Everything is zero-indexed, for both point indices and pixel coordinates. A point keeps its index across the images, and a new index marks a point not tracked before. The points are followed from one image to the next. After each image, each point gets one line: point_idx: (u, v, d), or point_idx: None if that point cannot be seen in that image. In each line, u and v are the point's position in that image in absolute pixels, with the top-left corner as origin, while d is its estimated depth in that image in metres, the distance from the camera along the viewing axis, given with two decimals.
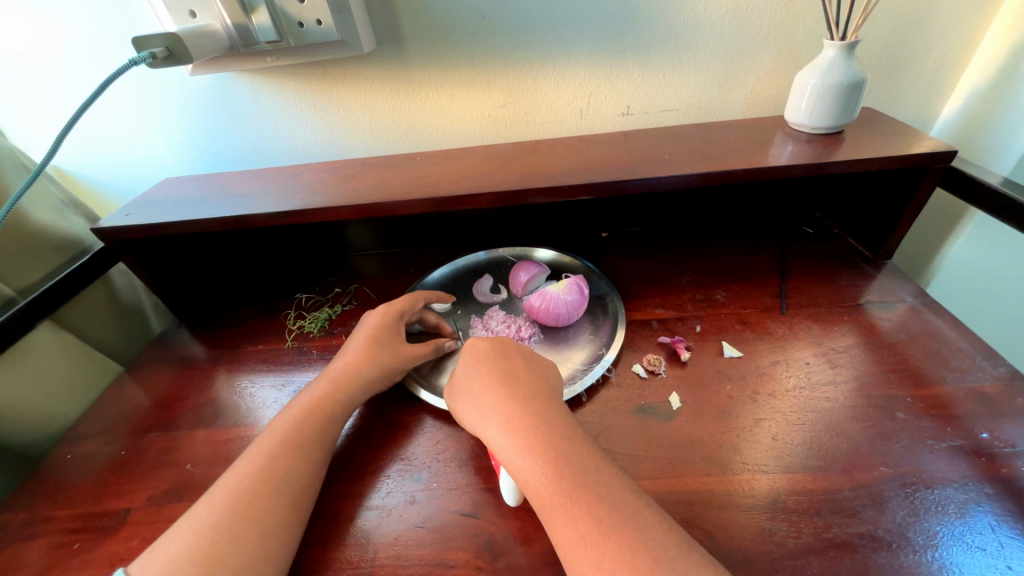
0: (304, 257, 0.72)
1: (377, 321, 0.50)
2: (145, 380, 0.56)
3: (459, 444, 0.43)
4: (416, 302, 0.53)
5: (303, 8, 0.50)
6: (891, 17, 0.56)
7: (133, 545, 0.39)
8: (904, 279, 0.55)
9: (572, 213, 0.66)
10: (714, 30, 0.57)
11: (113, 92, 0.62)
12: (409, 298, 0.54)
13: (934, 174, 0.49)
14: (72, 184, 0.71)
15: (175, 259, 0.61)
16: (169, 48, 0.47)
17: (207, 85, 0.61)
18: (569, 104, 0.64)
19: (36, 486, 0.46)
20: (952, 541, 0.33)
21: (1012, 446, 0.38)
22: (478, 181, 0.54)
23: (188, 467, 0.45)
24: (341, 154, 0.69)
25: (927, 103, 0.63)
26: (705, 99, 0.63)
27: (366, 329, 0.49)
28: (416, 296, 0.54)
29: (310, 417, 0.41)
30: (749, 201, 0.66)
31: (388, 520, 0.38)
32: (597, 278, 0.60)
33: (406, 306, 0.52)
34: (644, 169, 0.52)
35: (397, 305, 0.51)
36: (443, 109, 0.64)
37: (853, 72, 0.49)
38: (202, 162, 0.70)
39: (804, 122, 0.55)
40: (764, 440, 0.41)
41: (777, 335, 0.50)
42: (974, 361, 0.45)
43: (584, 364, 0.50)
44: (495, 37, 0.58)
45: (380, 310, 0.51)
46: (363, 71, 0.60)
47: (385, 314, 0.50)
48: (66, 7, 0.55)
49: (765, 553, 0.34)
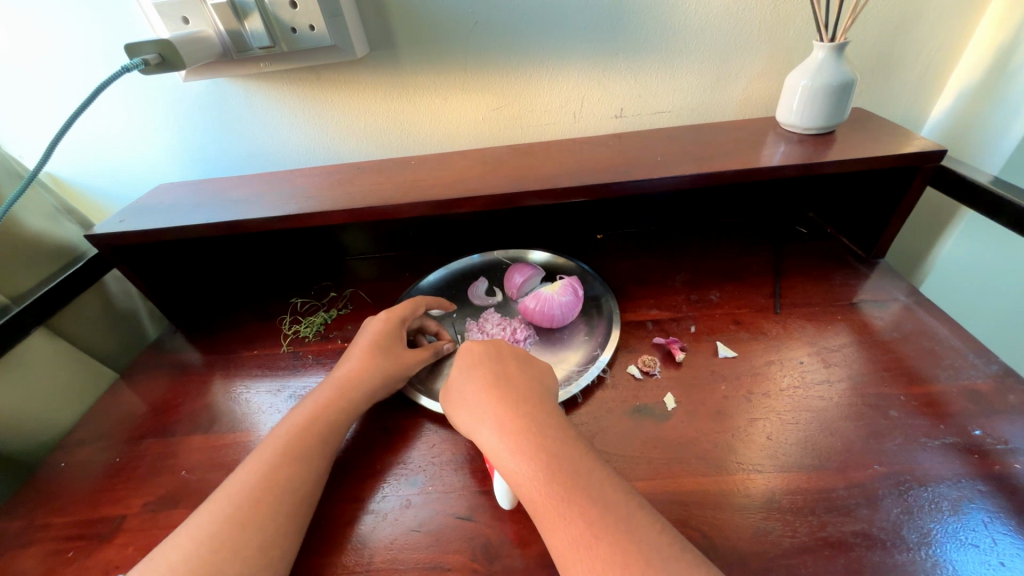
0: (299, 262, 0.72)
1: (379, 326, 0.50)
2: (140, 386, 0.56)
3: (455, 447, 0.43)
4: (417, 308, 0.53)
5: (296, 14, 0.50)
6: (880, 18, 0.56)
7: (128, 553, 0.39)
8: (897, 278, 0.56)
9: (566, 215, 0.66)
10: (705, 32, 0.57)
11: (106, 99, 0.62)
12: (410, 303, 0.54)
13: (924, 173, 0.49)
14: (67, 191, 0.71)
15: (170, 264, 0.61)
16: (162, 55, 0.47)
17: (201, 91, 0.61)
18: (563, 107, 0.64)
19: (30, 494, 0.46)
20: (946, 539, 0.33)
21: (1005, 443, 0.39)
22: (472, 184, 0.55)
23: (183, 473, 0.45)
24: (336, 159, 0.69)
25: (917, 102, 0.63)
26: (698, 101, 0.64)
27: (368, 335, 0.49)
28: (417, 302, 0.54)
29: (307, 423, 0.41)
30: (743, 202, 0.66)
31: (385, 524, 0.38)
32: (592, 279, 0.60)
33: (407, 312, 0.52)
34: (638, 171, 0.52)
35: (398, 312, 0.51)
36: (436, 113, 0.65)
37: (843, 73, 0.50)
38: (196, 167, 0.70)
39: (795, 122, 0.55)
40: (759, 440, 0.41)
41: (772, 335, 0.50)
42: (967, 359, 0.45)
43: (580, 365, 0.50)
44: (489, 41, 0.58)
45: (382, 315, 0.51)
46: (358, 75, 0.60)
47: (387, 321, 0.50)
48: (58, 14, 0.56)
49: (761, 552, 0.34)
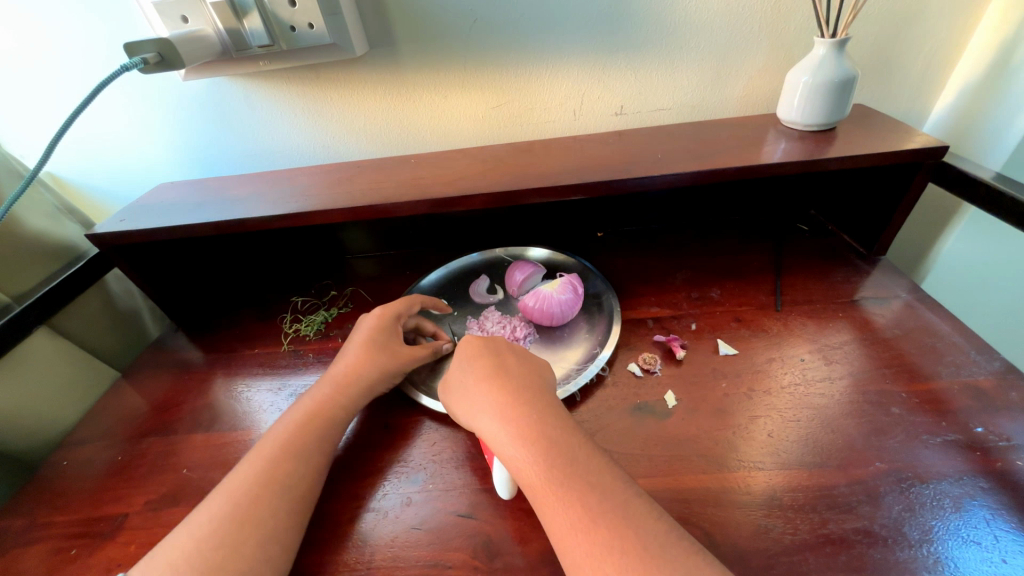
0: (300, 260, 0.72)
1: (374, 322, 0.50)
2: (143, 385, 0.56)
3: (455, 445, 0.43)
4: (412, 305, 0.53)
5: (295, 11, 0.50)
6: (881, 14, 0.56)
7: (131, 550, 0.39)
8: (899, 275, 0.55)
9: (567, 213, 0.66)
10: (705, 28, 0.57)
11: (107, 98, 0.62)
12: (407, 301, 0.53)
13: (926, 169, 0.49)
14: (68, 191, 0.72)
15: (171, 264, 0.61)
16: (161, 54, 0.47)
17: (201, 90, 0.61)
18: (563, 104, 0.64)
19: (34, 492, 0.46)
20: (947, 536, 0.33)
21: (1008, 440, 0.38)
22: (472, 182, 0.55)
23: (185, 472, 0.45)
24: (336, 157, 0.69)
25: (919, 98, 0.63)
26: (698, 99, 0.63)
27: (363, 330, 0.49)
28: (412, 298, 0.54)
29: (308, 422, 0.41)
30: (744, 199, 0.66)
31: (385, 521, 0.38)
32: (592, 278, 0.60)
33: (402, 308, 0.52)
34: (638, 168, 0.52)
35: (394, 307, 0.51)
36: (436, 111, 0.64)
37: (845, 69, 0.50)
38: (197, 167, 0.70)
39: (796, 119, 0.55)
40: (760, 437, 0.41)
41: (773, 332, 0.50)
42: (969, 356, 0.45)
43: (579, 364, 0.50)
44: (488, 38, 0.58)
45: (378, 310, 0.51)
46: (357, 73, 0.60)
47: (382, 316, 0.50)
48: (57, 14, 0.56)
49: (762, 549, 0.34)
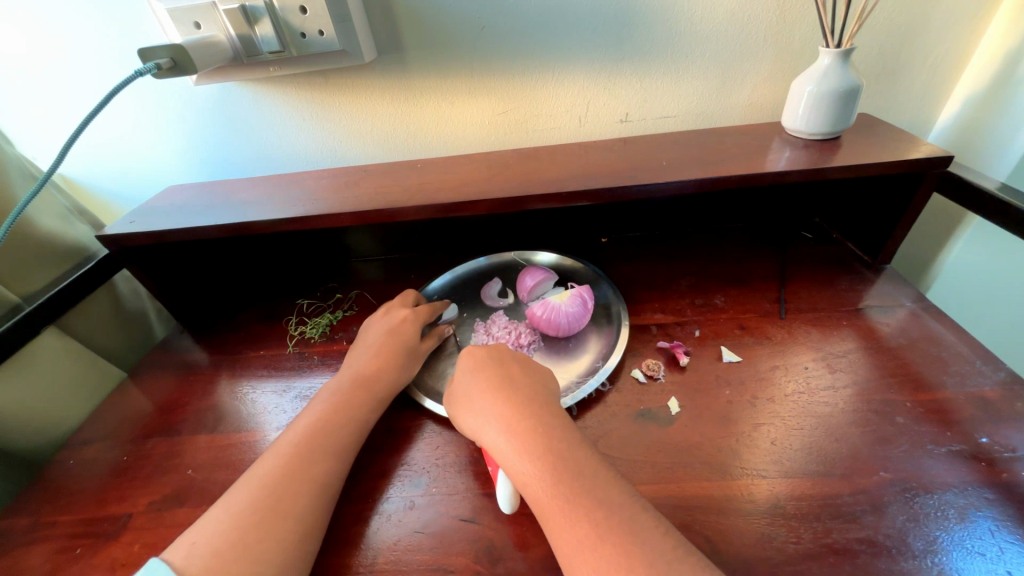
0: (307, 263, 0.73)
1: (398, 323, 0.52)
2: (148, 385, 0.57)
3: (458, 450, 0.44)
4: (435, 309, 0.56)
5: (306, 19, 0.51)
6: (885, 24, 0.56)
7: (134, 550, 0.39)
8: (904, 284, 0.55)
9: (572, 219, 0.67)
10: (710, 37, 0.58)
11: (118, 102, 0.63)
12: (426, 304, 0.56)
13: (930, 179, 0.49)
14: (78, 193, 0.73)
15: (179, 264, 0.62)
16: (174, 60, 0.48)
17: (211, 95, 0.62)
18: (568, 111, 0.64)
19: (39, 491, 0.46)
20: (952, 547, 0.33)
21: (1013, 451, 0.38)
22: (477, 188, 0.55)
23: (189, 472, 0.45)
24: (342, 162, 0.70)
25: (924, 108, 0.63)
26: (703, 106, 0.64)
27: (386, 330, 0.51)
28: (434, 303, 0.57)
29: (313, 423, 0.41)
30: (750, 207, 0.66)
31: (388, 524, 0.38)
32: (602, 285, 0.60)
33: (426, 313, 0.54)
34: (643, 176, 0.52)
35: (419, 311, 0.54)
36: (442, 117, 0.65)
37: (848, 79, 0.50)
38: (205, 169, 0.70)
39: (801, 127, 0.55)
40: (763, 445, 0.41)
41: (777, 340, 0.50)
42: (974, 366, 0.45)
43: (580, 377, 0.50)
44: (495, 46, 0.59)
45: (404, 313, 0.53)
46: (365, 79, 0.61)
47: (408, 317, 0.53)
48: (71, 19, 0.57)
49: (765, 558, 0.34)
